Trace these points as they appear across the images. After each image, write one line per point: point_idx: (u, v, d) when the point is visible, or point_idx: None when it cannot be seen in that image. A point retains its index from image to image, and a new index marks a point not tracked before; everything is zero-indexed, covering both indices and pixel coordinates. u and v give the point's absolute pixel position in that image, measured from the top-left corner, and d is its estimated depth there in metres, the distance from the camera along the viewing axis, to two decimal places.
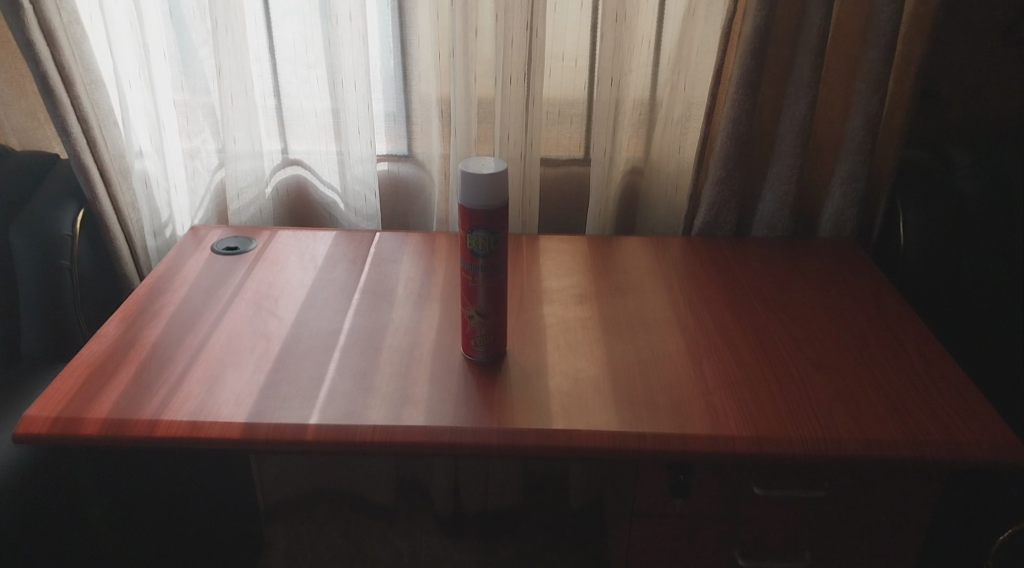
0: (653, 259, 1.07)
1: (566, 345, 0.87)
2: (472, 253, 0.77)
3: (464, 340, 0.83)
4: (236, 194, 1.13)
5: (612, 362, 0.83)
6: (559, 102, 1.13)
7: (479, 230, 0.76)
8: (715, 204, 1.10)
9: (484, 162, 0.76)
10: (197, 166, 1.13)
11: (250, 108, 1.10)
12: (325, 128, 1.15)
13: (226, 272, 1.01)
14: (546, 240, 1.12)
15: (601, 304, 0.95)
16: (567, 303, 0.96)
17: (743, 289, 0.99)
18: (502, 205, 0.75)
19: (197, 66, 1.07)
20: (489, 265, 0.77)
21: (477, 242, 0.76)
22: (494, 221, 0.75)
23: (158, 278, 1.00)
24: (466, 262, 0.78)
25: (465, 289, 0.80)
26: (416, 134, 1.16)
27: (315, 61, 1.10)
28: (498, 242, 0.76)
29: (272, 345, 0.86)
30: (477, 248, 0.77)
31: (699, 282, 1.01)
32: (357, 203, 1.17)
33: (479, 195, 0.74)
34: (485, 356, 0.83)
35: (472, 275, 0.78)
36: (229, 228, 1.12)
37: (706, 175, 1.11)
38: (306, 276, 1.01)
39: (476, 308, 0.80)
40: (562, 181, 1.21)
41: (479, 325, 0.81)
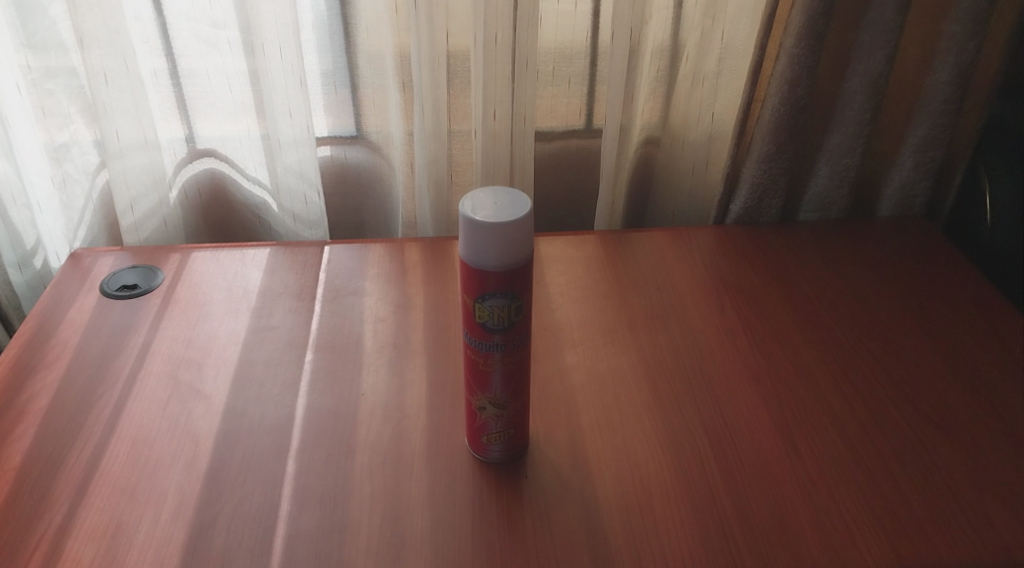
0: (688, 263, 0.83)
1: (606, 417, 0.63)
2: (483, 328, 0.53)
3: (469, 435, 0.59)
4: (128, 206, 0.84)
5: (674, 441, 0.61)
6: (553, 56, 0.87)
7: (494, 298, 0.51)
8: (760, 185, 0.86)
9: (481, 198, 0.51)
10: (68, 171, 0.81)
11: (136, 85, 0.79)
12: (244, 105, 0.85)
13: (123, 325, 0.74)
14: (545, 240, 0.87)
15: (638, 338, 0.72)
16: (593, 341, 0.72)
17: (809, 300, 0.78)
18: (525, 262, 0.51)
19: (50, 33, 0.74)
20: (509, 342, 0.53)
21: (489, 314, 0.52)
22: (514, 285, 0.51)
23: (26, 341, 0.71)
24: (473, 339, 0.53)
25: (471, 372, 0.55)
26: (367, 109, 0.88)
27: (223, 18, 0.79)
28: (520, 311, 0.52)
29: (199, 452, 0.61)
30: (490, 321, 0.52)
31: (751, 293, 0.79)
32: (294, 206, 0.89)
33: (492, 253, 0.49)
34: (500, 456, 0.59)
35: (483, 355, 0.54)
36: (125, 254, 0.83)
37: (747, 149, 0.87)
38: (237, 324, 0.75)
39: (488, 398, 0.56)
40: (558, 158, 0.95)
41: (492, 419, 0.57)
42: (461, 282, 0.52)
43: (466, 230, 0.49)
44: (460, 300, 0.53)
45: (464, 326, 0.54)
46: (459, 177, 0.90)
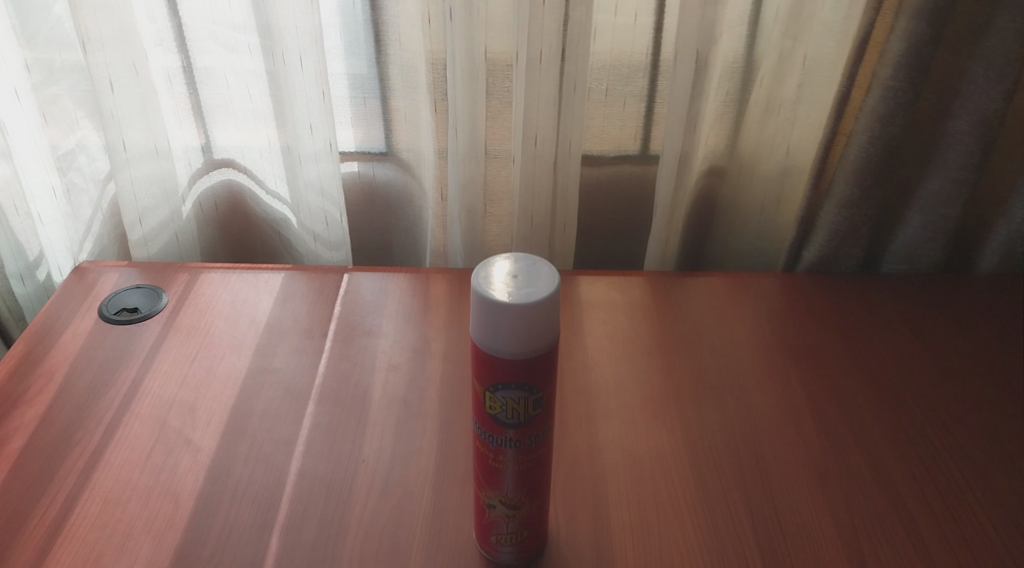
0: (749, 321, 0.73)
1: (641, 514, 0.55)
2: (494, 422, 0.44)
3: (478, 531, 0.51)
4: (136, 219, 0.77)
5: (719, 558, 0.52)
6: (607, 74, 0.77)
7: (507, 389, 0.42)
8: (839, 233, 0.75)
9: (491, 272, 0.41)
10: (73, 181, 0.75)
11: (146, 90, 0.72)
12: (263, 115, 0.78)
13: (117, 355, 0.67)
14: (586, 280, 0.77)
15: (684, 414, 0.63)
16: (630, 413, 0.63)
17: (886, 378, 0.67)
18: (545, 350, 0.41)
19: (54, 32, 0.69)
20: (525, 439, 0.44)
21: (502, 408, 0.43)
22: (532, 376, 0.42)
23: (11, 370, 0.65)
24: (483, 432, 0.45)
25: (480, 466, 0.47)
26: (397, 123, 0.80)
27: (243, 22, 0.72)
28: (539, 405, 0.43)
29: (176, 517, 0.54)
30: (502, 415, 0.43)
31: (818, 364, 0.68)
32: (315, 226, 0.82)
33: (504, 337, 0.40)
34: (512, 555, 0.51)
35: (494, 451, 0.45)
36: (131, 270, 0.77)
37: (825, 191, 0.76)
38: (238, 362, 0.67)
39: (499, 497, 0.48)
40: (608, 185, 0.85)
41: (504, 518, 0.49)
42: (472, 365, 0.43)
43: (495, 317, 0.40)
44: (471, 385, 0.45)
45: (473, 414, 0.45)
46: (493, 206, 0.81)
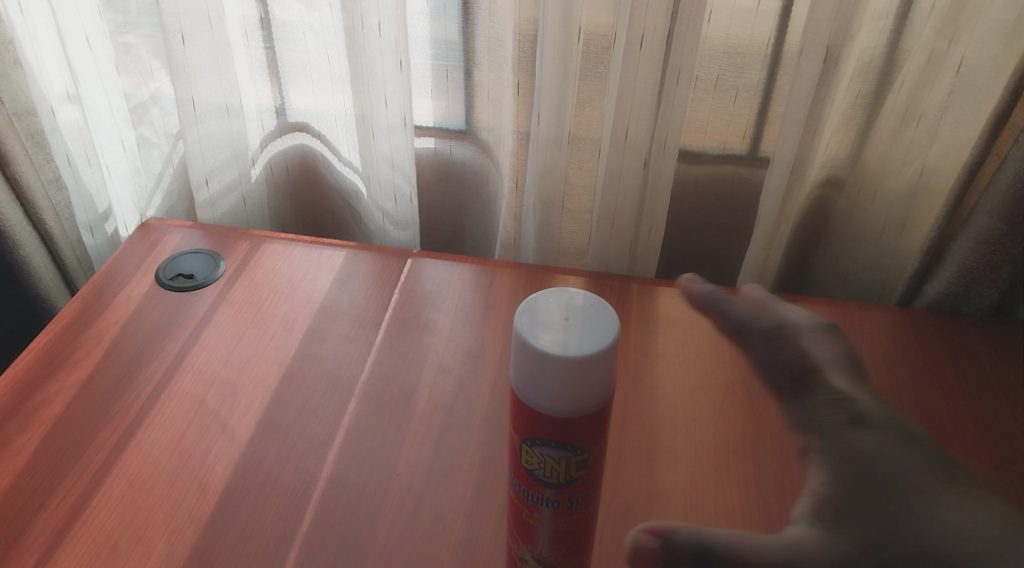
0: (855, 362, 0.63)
1: None
2: (531, 479, 0.39)
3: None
4: (203, 180, 0.75)
5: None
6: (719, 62, 0.67)
7: (546, 446, 0.37)
8: (973, 270, 0.64)
9: (539, 308, 0.36)
10: (145, 135, 0.75)
11: (218, 45, 0.69)
12: (341, 79, 0.73)
13: (166, 324, 0.65)
14: (669, 293, 0.69)
15: (761, 461, 0.55)
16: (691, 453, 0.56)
17: (1011, 436, 0.57)
18: (594, 407, 0.36)
19: None
20: (565, 501, 0.39)
21: (542, 466, 0.38)
22: (577, 436, 0.37)
23: (62, 329, 0.64)
24: (520, 484, 0.40)
25: (514, 521, 0.42)
26: (479, 100, 0.74)
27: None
28: (584, 466, 0.38)
29: (198, 511, 0.51)
30: (540, 471, 0.38)
31: (922, 417, 0.59)
32: (384, 202, 0.77)
33: (545, 390, 0.35)
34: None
35: (532, 510, 0.40)
36: (194, 232, 0.75)
37: (963, 219, 0.64)
38: (286, 345, 0.64)
39: (531, 554, 0.42)
40: (707, 186, 0.77)
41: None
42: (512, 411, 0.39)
43: (569, 388, 0.35)
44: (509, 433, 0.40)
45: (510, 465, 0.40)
46: (572, 201, 0.74)
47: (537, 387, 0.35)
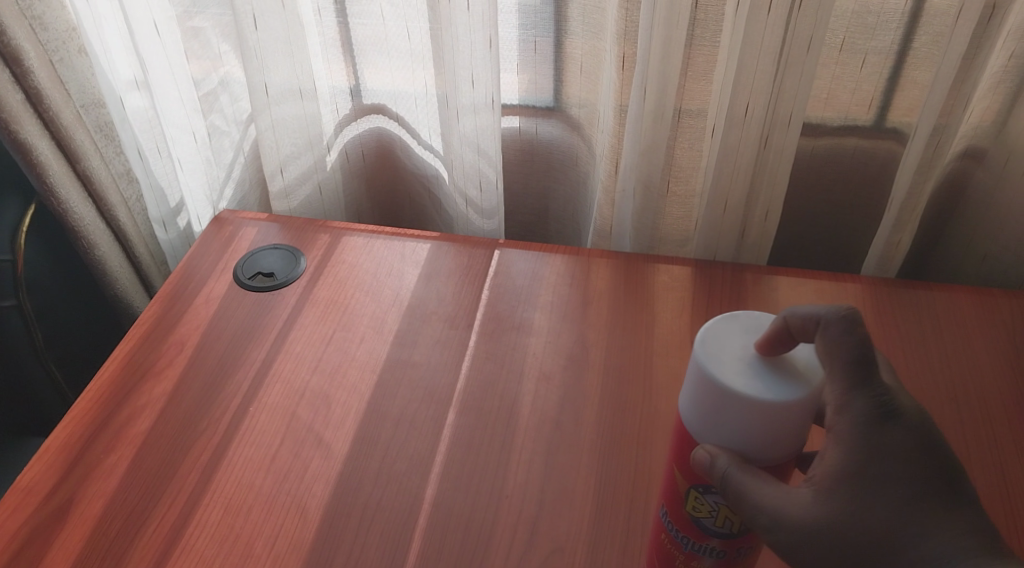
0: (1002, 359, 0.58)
1: None
2: (698, 528, 0.38)
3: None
4: (277, 170, 0.71)
5: None
6: (847, 23, 0.59)
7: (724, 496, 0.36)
8: None
9: (717, 341, 0.34)
10: (216, 123, 0.72)
11: (292, 23, 0.64)
12: (422, 56, 0.68)
13: (249, 327, 0.61)
14: (788, 282, 0.64)
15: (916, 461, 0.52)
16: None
17: None
18: (787, 454, 0.35)
19: None
20: (731, 551, 0.38)
21: (715, 517, 0.37)
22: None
23: (142, 338, 0.61)
24: (678, 527, 0.39)
25: (660, 564, 0.42)
26: (569, 74, 0.68)
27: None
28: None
29: (299, 539, 0.48)
30: (709, 519, 0.37)
31: None
32: (467, 188, 0.71)
33: (739, 435, 0.33)
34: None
35: (694, 559, 0.39)
36: (271, 224, 0.71)
37: None
38: (376, 350, 0.60)
39: None
40: (821, 161, 0.69)
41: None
42: (673, 455, 0.38)
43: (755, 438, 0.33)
44: (667, 477, 0.39)
45: (667, 507, 0.40)
46: (678, 184, 0.66)
47: (711, 427, 0.34)
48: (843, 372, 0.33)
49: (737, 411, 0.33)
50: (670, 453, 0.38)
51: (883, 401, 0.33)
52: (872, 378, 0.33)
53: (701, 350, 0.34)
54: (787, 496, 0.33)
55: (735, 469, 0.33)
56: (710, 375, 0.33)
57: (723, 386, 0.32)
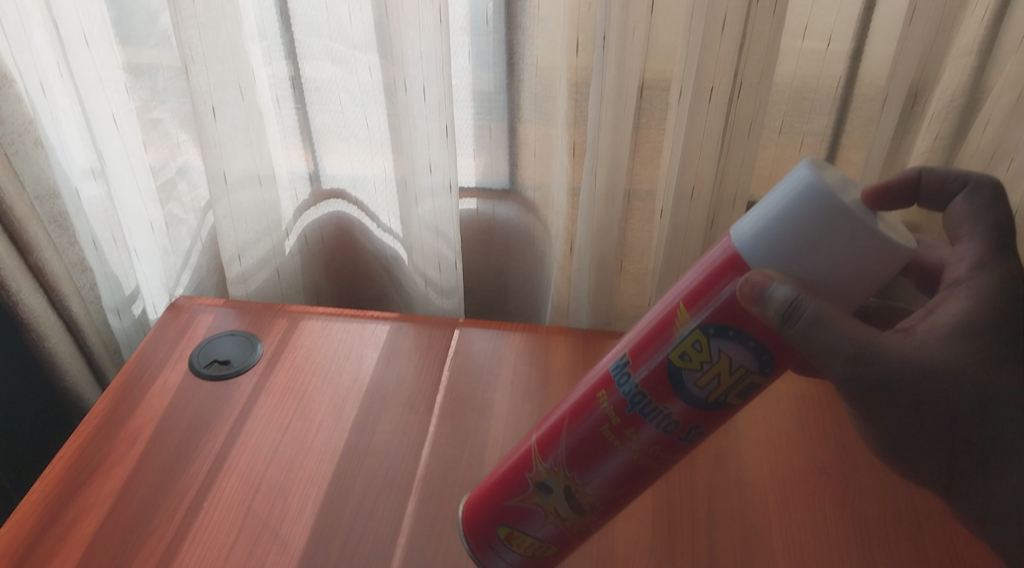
0: None
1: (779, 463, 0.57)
2: (670, 390, 0.38)
3: (484, 524, 0.46)
4: (236, 255, 0.71)
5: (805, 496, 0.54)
6: (785, 107, 0.62)
7: (729, 341, 0.37)
8: None
9: (829, 176, 0.35)
10: (173, 212, 0.72)
11: (249, 113, 0.65)
12: (381, 142, 0.69)
13: (204, 418, 0.60)
14: None
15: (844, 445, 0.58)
16: (740, 480, 0.56)
17: None
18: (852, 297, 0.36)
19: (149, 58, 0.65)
20: (683, 430, 0.39)
21: (702, 371, 0.38)
22: (778, 349, 0.37)
23: (91, 432, 0.59)
24: (643, 389, 0.39)
25: (577, 438, 0.41)
26: (524, 158, 0.69)
27: (361, 40, 0.64)
28: (739, 397, 0.38)
29: None
30: (693, 378, 0.38)
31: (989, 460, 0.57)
32: (427, 269, 0.72)
33: (826, 241, 0.34)
34: (516, 560, 0.46)
35: (631, 427, 0.40)
36: (228, 309, 0.71)
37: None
38: (334, 437, 0.59)
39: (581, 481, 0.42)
40: None
41: (542, 510, 0.44)
42: (711, 267, 0.38)
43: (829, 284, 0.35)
44: (697, 282, 0.38)
45: (631, 360, 0.39)
46: (630, 264, 0.70)
47: (785, 255, 0.35)
48: (987, 234, 0.43)
49: (829, 244, 0.34)
50: (686, 286, 0.39)
51: (1005, 275, 0.42)
52: (1008, 253, 0.43)
53: (811, 178, 0.34)
54: (836, 342, 0.37)
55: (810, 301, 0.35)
56: (818, 210, 0.34)
57: (829, 230, 0.34)
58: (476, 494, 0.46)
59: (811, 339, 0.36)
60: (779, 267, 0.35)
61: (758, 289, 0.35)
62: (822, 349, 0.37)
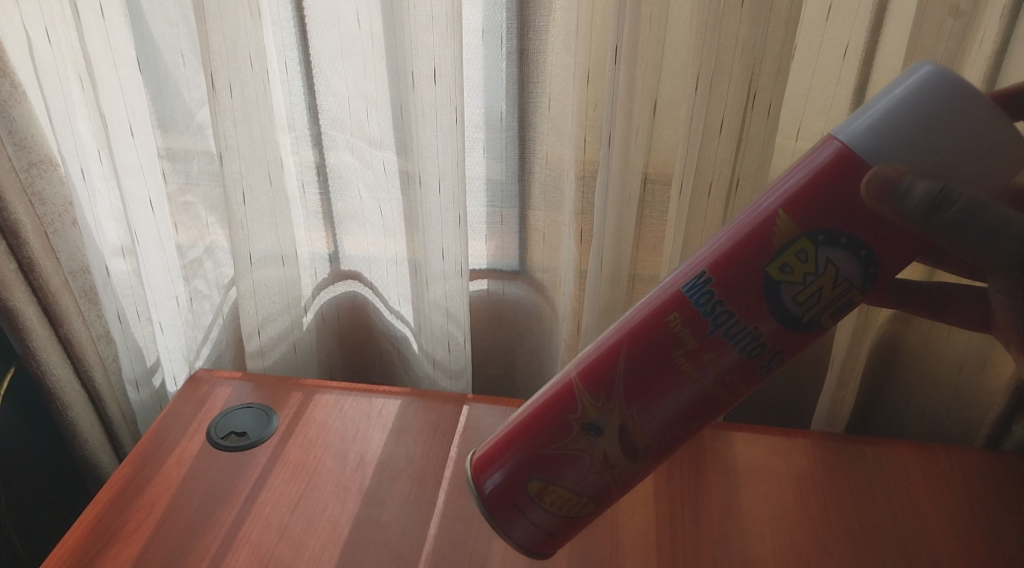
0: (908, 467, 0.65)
1: (763, 489, 0.62)
2: (763, 308, 0.39)
3: (514, 477, 0.45)
4: (255, 330, 0.74)
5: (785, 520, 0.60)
6: None
7: (837, 247, 0.38)
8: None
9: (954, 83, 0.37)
10: (197, 288, 0.75)
11: (276, 199, 0.69)
12: (393, 230, 0.74)
13: (219, 488, 0.62)
14: (742, 438, 0.67)
15: (823, 479, 0.63)
16: (725, 505, 0.61)
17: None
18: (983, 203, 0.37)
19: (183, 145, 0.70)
20: (767, 356, 0.40)
21: (803, 283, 0.39)
22: (885, 263, 0.38)
23: (112, 498, 0.61)
24: (730, 310, 0.40)
25: (644, 368, 0.42)
26: (534, 242, 0.74)
27: (379, 137, 0.69)
28: (835, 316, 0.40)
29: None
30: (795, 292, 0.39)
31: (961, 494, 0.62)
32: (436, 350, 0.75)
33: (966, 132, 0.35)
34: (542, 520, 0.46)
35: (710, 351, 0.41)
36: (245, 383, 0.73)
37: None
38: (346, 510, 0.61)
39: (640, 420, 0.43)
40: None
41: (587, 456, 0.44)
42: (817, 169, 0.38)
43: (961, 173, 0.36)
44: (803, 191, 0.38)
45: (715, 278, 0.40)
46: None
47: (911, 150, 0.36)
48: None
49: (961, 133, 0.35)
50: (786, 193, 0.39)
51: None
52: None
53: (934, 71, 0.35)
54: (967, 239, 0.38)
55: (959, 187, 0.36)
56: (950, 97, 0.35)
57: (964, 114, 0.35)
58: (503, 444, 0.46)
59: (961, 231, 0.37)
60: (904, 163, 0.36)
61: (891, 183, 0.36)
62: (959, 244, 0.38)
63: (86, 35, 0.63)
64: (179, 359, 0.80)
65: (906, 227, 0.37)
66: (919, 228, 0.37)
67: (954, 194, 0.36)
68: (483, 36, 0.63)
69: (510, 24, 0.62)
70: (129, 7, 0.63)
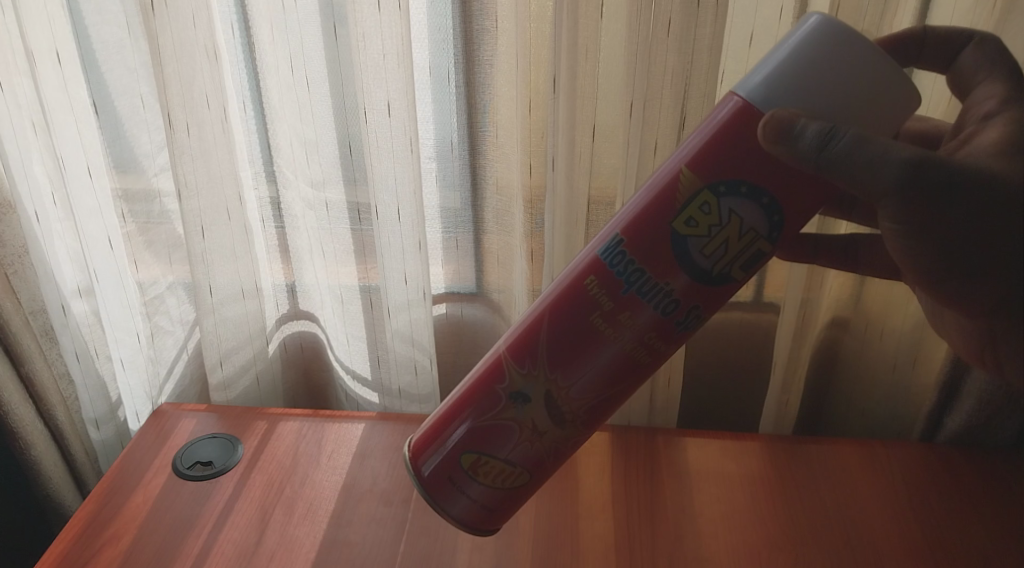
0: (849, 460, 0.68)
1: (715, 483, 0.66)
2: (674, 265, 0.43)
3: (449, 453, 0.49)
4: (218, 362, 0.76)
5: (736, 518, 0.63)
6: None
7: (739, 197, 0.42)
8: (976, 414, 0.68)
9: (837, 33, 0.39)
10: (160, 324, 0.77)
11: (236, 235, 0.71)
12: (341, 263, 0.75)
13: (186, 518, 0.63)
14: (694, 442, 0.70)
15: (771, 474, 0.67)
16: (678, 503, 0.64)
17: (967, 498, 0.64)
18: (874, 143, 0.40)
19: (140, 183, 0.71)
20: (684, 312, 0.44)
21: (709, 236, 0.42)
22: (789, 212, 0.42)
23: (78, 534, 0.61)
24: (645, 270, 0.43)
25: (564, 332, 0.45)
26: (490, 264, 0.77)
27: (322, 177, 0.71)
28: (744, 268, 0.43)
29: None
30: (704, 247, 0.42)
31: (894, 483, 0.66)
32: (402, 377, 0.77)
33: (851, 75, 0.39)
34: (478, 493, 0.49)
35: (626, 311, 0.44)
36: (211, 414, 0.74)
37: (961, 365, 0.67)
38: (313, 531, 0.62)
39: (568, 381, 0.46)
40: (715, 334, 0.76)
41: (517, 425, 0.48)
42: (718, 125, 0.42)
43: (849, 120, 0.40)
44: (703, 146, 0.42)
45: (626, 241, 0.44)
46: None
47: (801, 95, 0.39)
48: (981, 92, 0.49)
49: (843, 82, 0.39)
50: (689, 153, 0.43)
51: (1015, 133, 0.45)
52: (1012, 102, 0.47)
53: (821, 21, 0.39)
54: (870, 181, 0.42)
55: (846, 128, 0.39)
56: (834, 49, 0.38)
57: (849, 57, 0.38)
58: (439, 422, 0.50)
59: (849, 168, 0.40)
60: (796, 107, 0.40)
61: (786, 124, 0.39)
62: (862, 178, 0.41)
63: (41, 81, 0.65)
64: (144, 397, 0.81)
65: (801, 170, 0.41)
66: (812, 169, 0.40)
67: (841, 132, 0.39)
68: (431, 72, 0.67)
69: (456, 58, 0.66)
70: (83, 55, 0.65)
